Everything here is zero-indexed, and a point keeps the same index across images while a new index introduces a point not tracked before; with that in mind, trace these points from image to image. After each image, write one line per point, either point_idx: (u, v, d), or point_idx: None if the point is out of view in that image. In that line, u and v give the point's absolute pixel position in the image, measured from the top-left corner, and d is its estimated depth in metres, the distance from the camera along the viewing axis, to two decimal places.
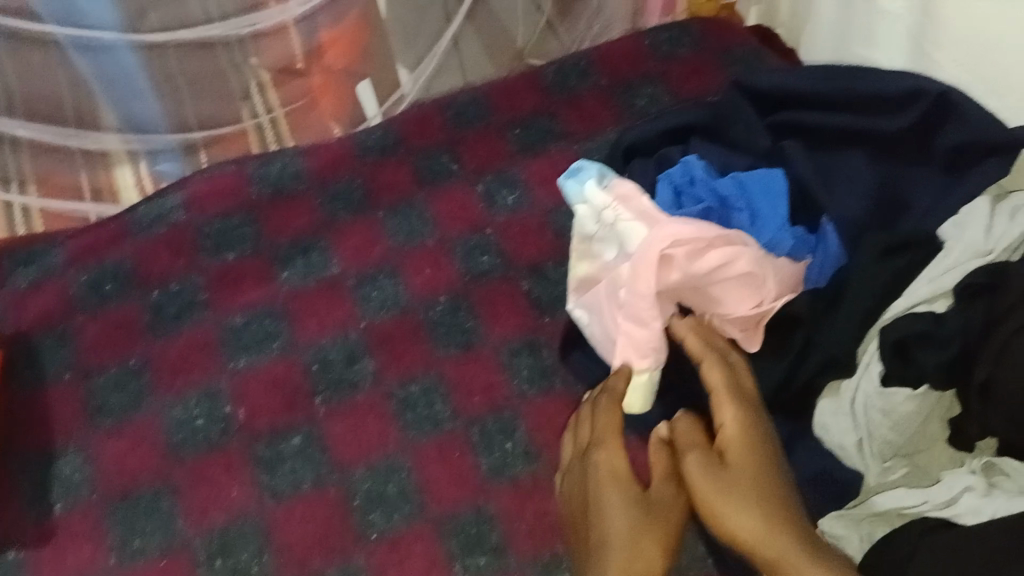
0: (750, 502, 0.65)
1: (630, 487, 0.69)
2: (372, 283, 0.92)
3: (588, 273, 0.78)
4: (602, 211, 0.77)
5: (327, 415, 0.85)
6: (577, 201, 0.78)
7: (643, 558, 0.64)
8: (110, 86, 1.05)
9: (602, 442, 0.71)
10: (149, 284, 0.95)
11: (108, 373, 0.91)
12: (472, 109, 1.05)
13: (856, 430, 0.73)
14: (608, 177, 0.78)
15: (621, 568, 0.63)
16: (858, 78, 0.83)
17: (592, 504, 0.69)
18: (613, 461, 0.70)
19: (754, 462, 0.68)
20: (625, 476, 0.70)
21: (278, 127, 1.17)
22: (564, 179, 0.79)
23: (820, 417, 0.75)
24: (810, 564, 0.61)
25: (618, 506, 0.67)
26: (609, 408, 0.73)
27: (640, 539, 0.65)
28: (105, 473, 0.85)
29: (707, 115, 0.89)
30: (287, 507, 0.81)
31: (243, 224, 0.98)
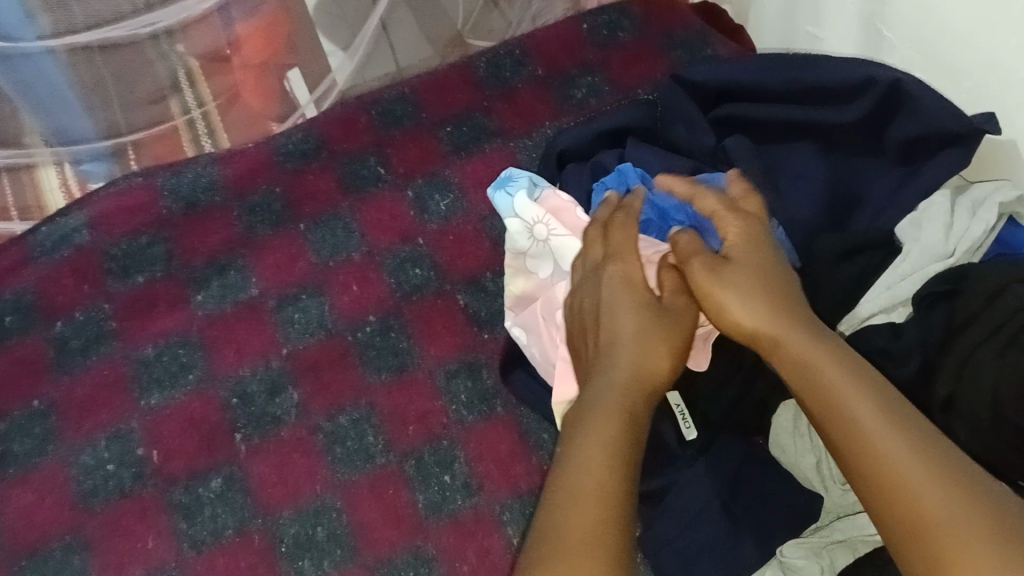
0: (755, 291, 0.60)
1: (640, 293, 0.65)
2: (295, 304, 0.86)
3: (523, 290, 0.77)
4: (534, 225, 0.75)
5: (249, 454, 0.79)
6: (509, 214, 0.76)
7: (650, 353, 0.60)
8: (35, 101, 0.92)
9: (618, 256, 0.67)
10: (53, 315, 0.86)
11: (10, 417, 0.81)
12: (400, 107, 0.97)
13: (815, 451, 0.69)
14: (539, 190, 0.77)
15: (628, 362, 0.59)
16: (804, 68, 0.77)
17: (601, 305, 0.65)
18: (627, 269, 0.66)
19: (762, 260, 0.63)
20: (637, 285, 0.65)
21: (210, 119, 1.02)
22: (493, 191, 0.78)
23: (776, 437, 0.71)
24: (819, 344, 0.56)
25: (625, 312, 0.63)
26: (625, 225, 0.70)
27: (647, 336, 0.61)
28: (9, 529, 0.77)
29: (646, 115, 0.84)
30: (208, 558, 0.75)
31: (153, 243, 0.89)
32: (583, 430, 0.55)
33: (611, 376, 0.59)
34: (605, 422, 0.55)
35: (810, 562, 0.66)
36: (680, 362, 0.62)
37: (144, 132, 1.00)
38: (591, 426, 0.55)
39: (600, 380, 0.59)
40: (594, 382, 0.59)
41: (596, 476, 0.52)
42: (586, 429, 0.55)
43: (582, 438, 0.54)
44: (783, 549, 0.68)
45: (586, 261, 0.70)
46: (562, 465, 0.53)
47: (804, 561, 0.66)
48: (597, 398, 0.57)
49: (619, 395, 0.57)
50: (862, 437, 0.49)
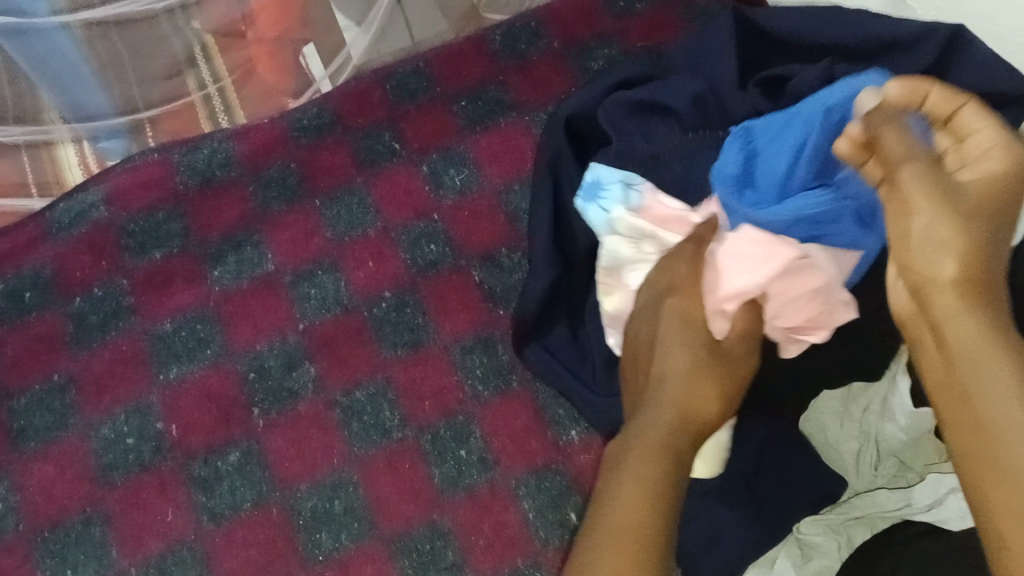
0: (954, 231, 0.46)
1: (693, 329, 0.64)
2: (311, 280, 0.86)
3: (619, 306, 0.74)
4: (637, 240, 0.73)
5: (267, 428, 0.80)
6: (605, 229, 0.74)
7: (700, 397, 0.60)
8: (49, 76, 0.92)
9: (683, 291, 0.66)
10: (71, 290, 0.86)
11: (30, 392, 0.82)
12: (414, 80, 0.96)
13: (859, 437, 0.69)
14: (636, 195, 0.73)
15: (680, 403, 0.59)
16: (843, 24, 0.75)
17: (657, 345, 0.64)
18: (686, 306, 0.65)
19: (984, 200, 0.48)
20: (693, 320, 0.65)
21: (226, 97, 1.00)
22: (584, 202, 0.75)
23: (818, 417, 0.71)
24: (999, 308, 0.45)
25: (674, 350, 0.63)
26: (692, 256, 0.68)
27: (697, 376, 0.61)
28: (31, 502, 0.78)
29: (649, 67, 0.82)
30: (227, 531, 0.76)
31: (169, 219, 0.89)
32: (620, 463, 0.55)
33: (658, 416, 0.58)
34: (646, 461, 0.54)
35: (828, 539, 0.65)
36: (727, 408, 0.62)
37: (161, 108, 0.98)
38: (631, 461, 0.54)
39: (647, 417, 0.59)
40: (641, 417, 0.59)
41: (635, 512, 0.50)
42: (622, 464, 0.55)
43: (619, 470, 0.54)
44: (800, 527, 0.67)
45: (643, 291, 0.70)
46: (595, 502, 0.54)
47: (822, 538, 0.65)
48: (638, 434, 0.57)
49: (663, 433, 0.57)
50: (990, 441, 0.41)
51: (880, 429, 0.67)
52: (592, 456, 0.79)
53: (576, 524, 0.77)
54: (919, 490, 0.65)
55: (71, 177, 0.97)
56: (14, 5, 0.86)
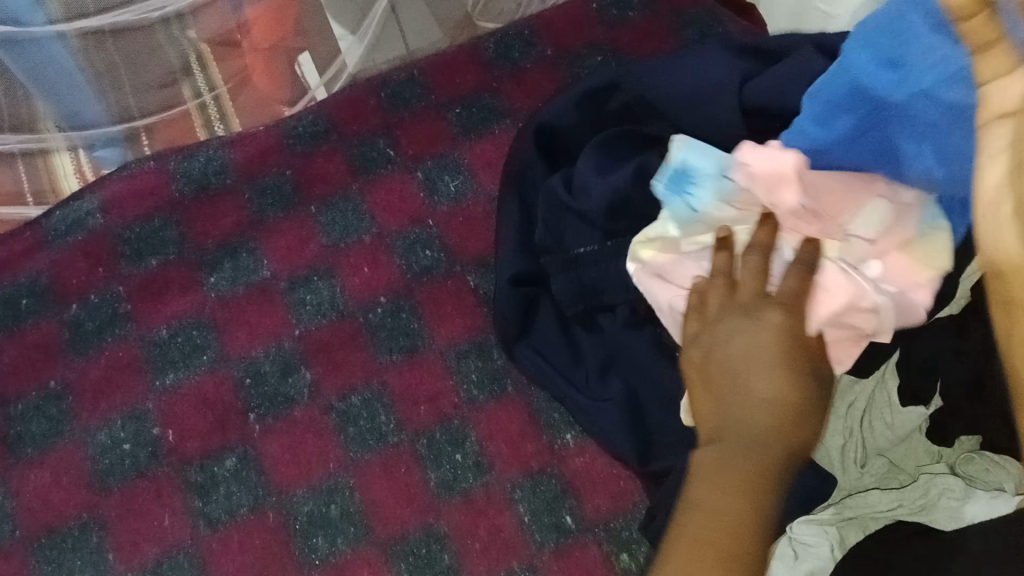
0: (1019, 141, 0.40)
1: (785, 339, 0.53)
2: (306, 286, 0.87)
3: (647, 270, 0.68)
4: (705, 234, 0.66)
5: (263, 434, 0.80)
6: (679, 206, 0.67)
7: (805, 429, 0.51)
8: (44, 84, 0.92)
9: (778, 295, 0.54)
10: (67, 298, 0.86)
11: (27, 399, 0.82)
12: (409, 88, 0.96)
13: (844, 432, 0.70)
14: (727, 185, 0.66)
15: (785, 438, 0.51)
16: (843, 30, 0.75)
17: (745, 358, 0.53)
18: (786, 325, 0.53)
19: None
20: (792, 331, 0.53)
21: (222, 105, 1.02)
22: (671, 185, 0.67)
23: None
24: None
25: (757, 365, 0.52)
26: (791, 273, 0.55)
27: (802, 406, 0.51)
28: (27, 508, 0.78)
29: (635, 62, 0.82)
30: (223, 536, 0.77)
31: (165, 226, 0.89)
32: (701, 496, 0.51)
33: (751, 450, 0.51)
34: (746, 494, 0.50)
35: (820, 540, 0.66)
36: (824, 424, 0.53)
37: (156, 116, 1.00)
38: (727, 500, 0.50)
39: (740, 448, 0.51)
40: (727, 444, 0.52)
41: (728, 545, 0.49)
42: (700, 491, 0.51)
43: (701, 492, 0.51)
44: (792, 528, 0.68)
45: (723, 286, 0.57)
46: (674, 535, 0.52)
47: (814, 538, 0.67)
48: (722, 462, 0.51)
49: (764, 468, 0.51)
50: None
51: (865, 428, 0.69)
52: (587, 459, 0.80)
53: (571, 527, 0.77)
54: (910, 491, 0.65)
55: (69, 186, 0.99)
56: (9, 14, 0.84)
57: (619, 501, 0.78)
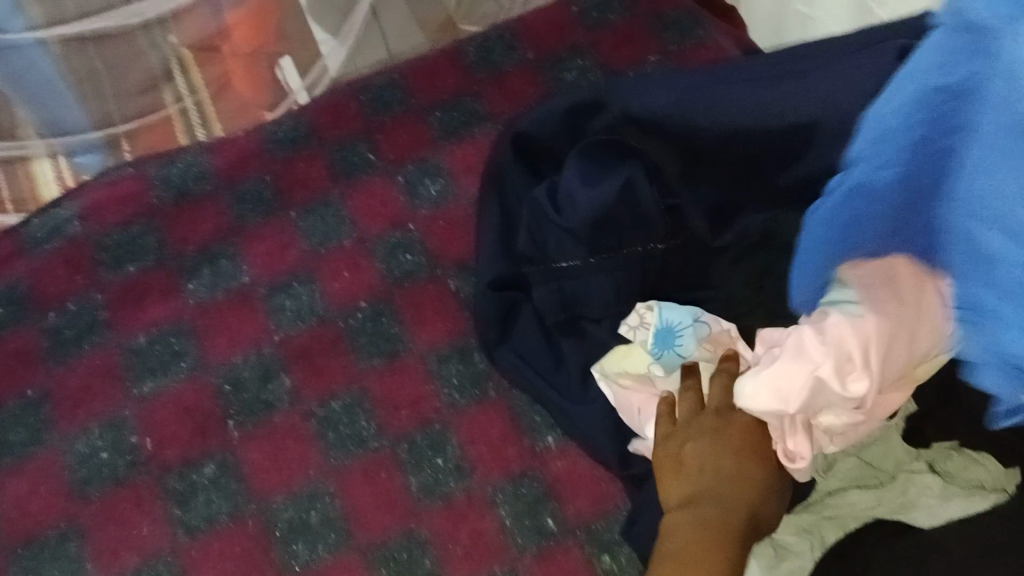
0: None
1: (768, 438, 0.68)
2: (287, 292, 0.86)
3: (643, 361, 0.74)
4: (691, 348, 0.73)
5: (243, 440, 0.80)
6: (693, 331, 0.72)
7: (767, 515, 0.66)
8: (23, 90, 0.91)
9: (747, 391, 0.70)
10: (45, 305, 0.86)
11: (4, 408, 0.82)
12: (389, 92, 0.96)
13: None
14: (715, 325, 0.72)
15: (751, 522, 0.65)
16: None
17: (721, 451, 0.67)
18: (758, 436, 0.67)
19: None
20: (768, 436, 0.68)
21: (203, 110, 1.02)
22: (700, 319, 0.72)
23: None
24: None
25: (735, 450, 0.67)
26: None
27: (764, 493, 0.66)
28: (5, 518, 0.78)
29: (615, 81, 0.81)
30: (203, 544, 0.76)
31: (145, 232, 0.89)
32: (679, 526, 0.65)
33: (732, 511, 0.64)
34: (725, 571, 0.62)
35: (800, 539, 0.64)
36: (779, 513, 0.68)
37: (137, 122, 0.99)
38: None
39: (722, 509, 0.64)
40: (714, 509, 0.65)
41: None
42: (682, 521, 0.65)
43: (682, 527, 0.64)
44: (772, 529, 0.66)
45: (694, 401, 0.71)
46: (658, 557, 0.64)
47: (794, 538, 0.65)
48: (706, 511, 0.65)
49: (740, 556, 0.63)
50: None
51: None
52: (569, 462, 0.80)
53: (553, 531, 0.77)
54: (890, 489, 0.65)
55: (48, 192, 0.99)
56: None
57: (601, 505, 0.78)
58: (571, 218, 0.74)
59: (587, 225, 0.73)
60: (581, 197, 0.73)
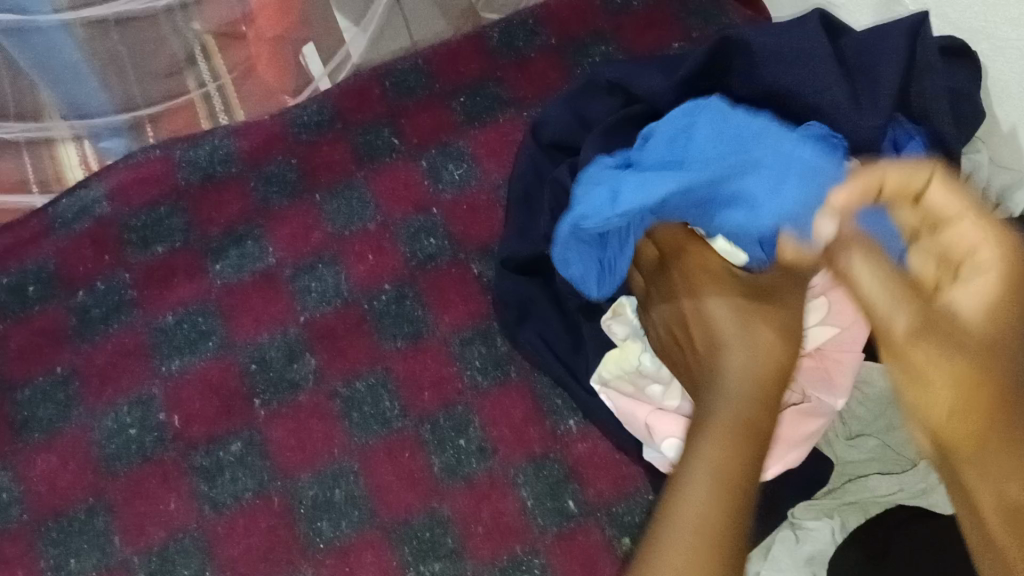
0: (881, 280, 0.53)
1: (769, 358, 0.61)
2: (311, 273, 0.87)
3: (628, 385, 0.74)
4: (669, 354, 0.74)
5: (268, 419, 0.81)
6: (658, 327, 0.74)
7: (760, 345, 0.61)
8: (49, 74, 0.92)
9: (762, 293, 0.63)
10: (74, 284, 0.87)
11: (34, 384, 0.83)
12: (413, 77, 0.97)
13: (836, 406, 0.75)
14: None
15: (746, 369, 0.60)
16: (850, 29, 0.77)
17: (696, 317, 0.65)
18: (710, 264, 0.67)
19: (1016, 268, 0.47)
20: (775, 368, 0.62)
21: (226, 95, 1.02)
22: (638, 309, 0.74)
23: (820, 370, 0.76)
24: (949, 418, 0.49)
25: (721, 315, 0.63)
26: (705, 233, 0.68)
27: (746, 324, 0.62)
28: (34, 492, 0.79)
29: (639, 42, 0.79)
30: (229, 520, 0.77)
31: (171, 213, 0.90)
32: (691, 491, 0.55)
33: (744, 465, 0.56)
34: (717, 459, 0.55)
35: (822, 523, 0.70)
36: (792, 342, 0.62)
37: (160, 106, 0.99)
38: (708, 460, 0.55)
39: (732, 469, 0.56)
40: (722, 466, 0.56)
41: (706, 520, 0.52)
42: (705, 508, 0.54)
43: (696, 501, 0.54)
44: (793, 513, 0.71)
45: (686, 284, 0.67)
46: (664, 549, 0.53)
47: (816, 522, 0.70)
48: (719, 466, 0.55)
49: (730, 417, 0.57)
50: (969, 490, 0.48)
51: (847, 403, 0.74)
52: (590, 445, 0.80)
53: (573, 512, 0.78)
54: (912, 476, 0.71)
55: (72, 177, 0.98)
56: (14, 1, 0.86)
57: (622, 487, 0.79)
58: None
59: None
60: None
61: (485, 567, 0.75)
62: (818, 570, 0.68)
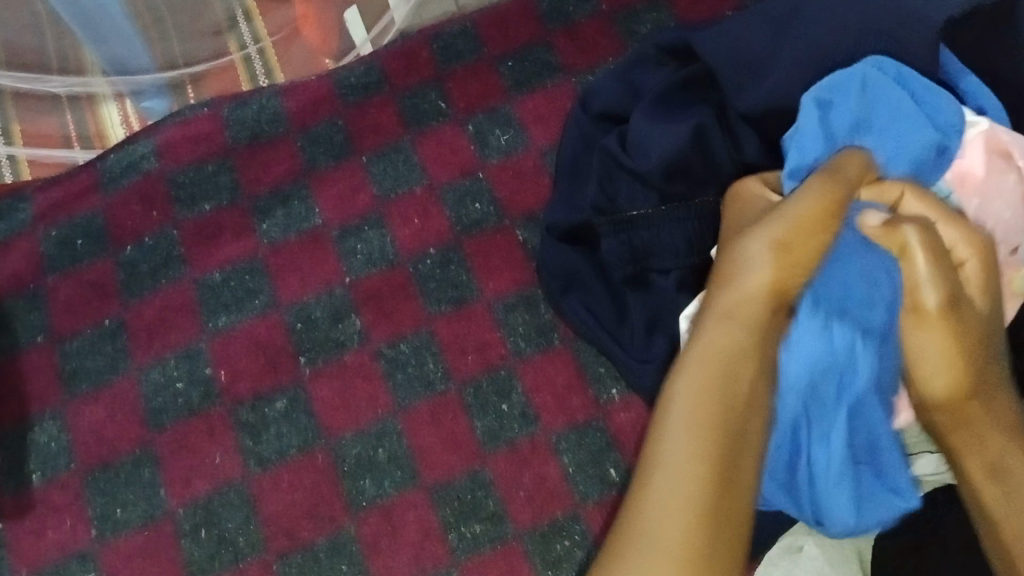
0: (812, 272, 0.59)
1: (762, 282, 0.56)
2: (358, 235, 0.87)
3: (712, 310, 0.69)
4: None
5: (314, 377, 0.82)
6: None
7: (735, 327, 0.55)
8: (89, 27, 0.89)
9: (783, 244, 0.56)
10: (122, 239, 0.88)
11: (82, 336, 0.84)
12: (461, 41, 0.96)
13: None
14: None
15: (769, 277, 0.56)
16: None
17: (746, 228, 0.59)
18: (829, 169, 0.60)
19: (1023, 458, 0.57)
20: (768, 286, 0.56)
21: (267, 59, 1.00)
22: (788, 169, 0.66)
23: None
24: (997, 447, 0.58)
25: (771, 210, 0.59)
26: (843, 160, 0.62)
27: (754, 269, 0.56)
28: (81, 442, 0.81)
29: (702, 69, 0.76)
30: (274, 475, 0.79)
31: (219, 171, 0.90)
32: (665, 423, 0.52)
33: (716, 404, 0.52)
34: (698, 372, 0.53)
35: None
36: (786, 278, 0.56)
37: (206, 66, 0.99)
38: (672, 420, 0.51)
39: (681, 423, 0.51)
40: (671, 417, 0.52)
41: (684, 447, 0.50)
42: (664, 452, 0.50)
43: (672, 423, 0.51)
44: None
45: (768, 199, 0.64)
46: (655, 432, 0.51)
47: None
48: (688, 410, 0.51)
49: (732, 334, 0.54)
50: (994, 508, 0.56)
51: None
52: (633, 415, 0.80)
53: (615, 480, 0.78)
54: None
55: (115, 135, 0.98)
56: None
57: None
58: (640, 161, 0.75)
59: (660, 171, 0.73)
60: (655, 141, 0.74)
61: (527, 531, 0.76)
62: (861, 545, 0.70)
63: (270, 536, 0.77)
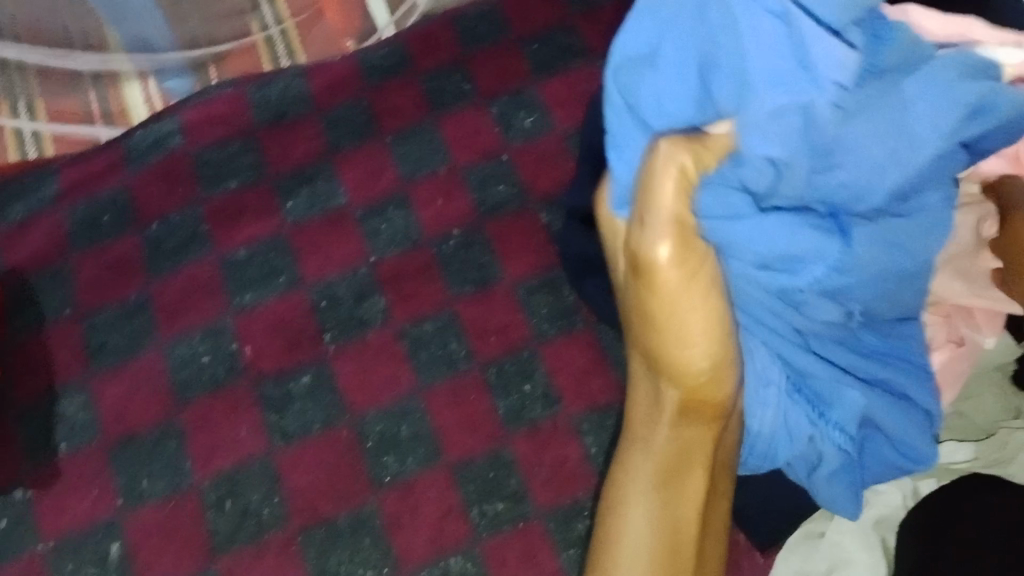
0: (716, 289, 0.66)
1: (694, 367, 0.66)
2: (382, 215, 0.88)
3: None
4: None
5: (337, 355, 0.83)
6: None
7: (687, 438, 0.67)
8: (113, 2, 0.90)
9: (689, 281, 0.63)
10: (148, 216, 0.89)
11: (108, 312, 0.85)
12: (483, 27, 0.98)
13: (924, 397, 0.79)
14: None
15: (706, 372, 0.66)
16: None
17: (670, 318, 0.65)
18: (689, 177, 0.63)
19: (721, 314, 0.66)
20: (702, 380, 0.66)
21: (289, 39, 1.01)
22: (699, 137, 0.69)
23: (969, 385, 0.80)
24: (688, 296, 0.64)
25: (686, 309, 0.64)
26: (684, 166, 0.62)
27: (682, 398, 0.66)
28: (106, 415, 0.82)
29: None
30: (297, 451, 0.80)
31: (244, 150, 0.91)
32: (620, 534, 0.66)
33: (670, 503, 0.66)
34: (642, 472, 0.68)
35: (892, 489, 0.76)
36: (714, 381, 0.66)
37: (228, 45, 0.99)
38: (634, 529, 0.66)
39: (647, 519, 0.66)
40: (631, 519, 0.66)
41: (647, 542, 0.65)
42: (631, 519, 0.66)
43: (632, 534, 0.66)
44: None
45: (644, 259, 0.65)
46: (617, 516, 0.67)
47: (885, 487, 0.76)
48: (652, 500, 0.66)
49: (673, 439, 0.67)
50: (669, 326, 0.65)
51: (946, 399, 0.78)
52: None
53: None
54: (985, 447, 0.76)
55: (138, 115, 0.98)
56: None
57: None
58: None
59: None
60: None
61: (548, 511, 0.77)
62: (885, 533, 0.74)
63: (293, 511, 0.77)
